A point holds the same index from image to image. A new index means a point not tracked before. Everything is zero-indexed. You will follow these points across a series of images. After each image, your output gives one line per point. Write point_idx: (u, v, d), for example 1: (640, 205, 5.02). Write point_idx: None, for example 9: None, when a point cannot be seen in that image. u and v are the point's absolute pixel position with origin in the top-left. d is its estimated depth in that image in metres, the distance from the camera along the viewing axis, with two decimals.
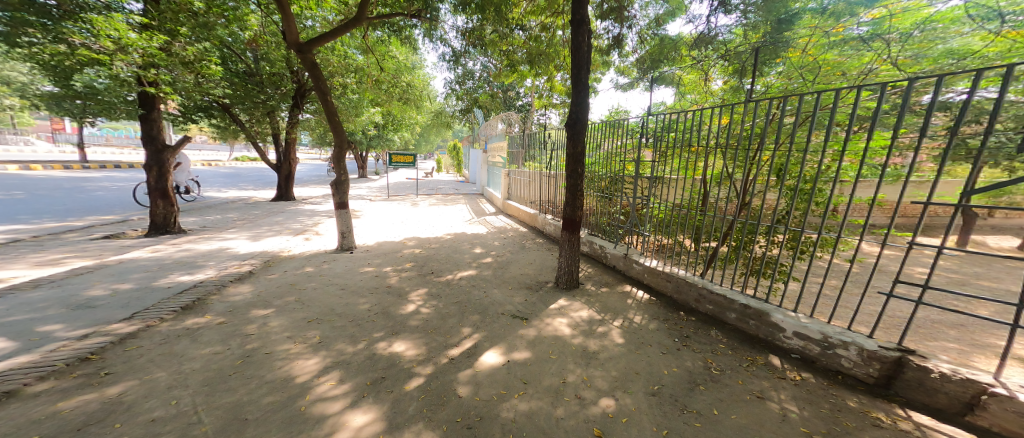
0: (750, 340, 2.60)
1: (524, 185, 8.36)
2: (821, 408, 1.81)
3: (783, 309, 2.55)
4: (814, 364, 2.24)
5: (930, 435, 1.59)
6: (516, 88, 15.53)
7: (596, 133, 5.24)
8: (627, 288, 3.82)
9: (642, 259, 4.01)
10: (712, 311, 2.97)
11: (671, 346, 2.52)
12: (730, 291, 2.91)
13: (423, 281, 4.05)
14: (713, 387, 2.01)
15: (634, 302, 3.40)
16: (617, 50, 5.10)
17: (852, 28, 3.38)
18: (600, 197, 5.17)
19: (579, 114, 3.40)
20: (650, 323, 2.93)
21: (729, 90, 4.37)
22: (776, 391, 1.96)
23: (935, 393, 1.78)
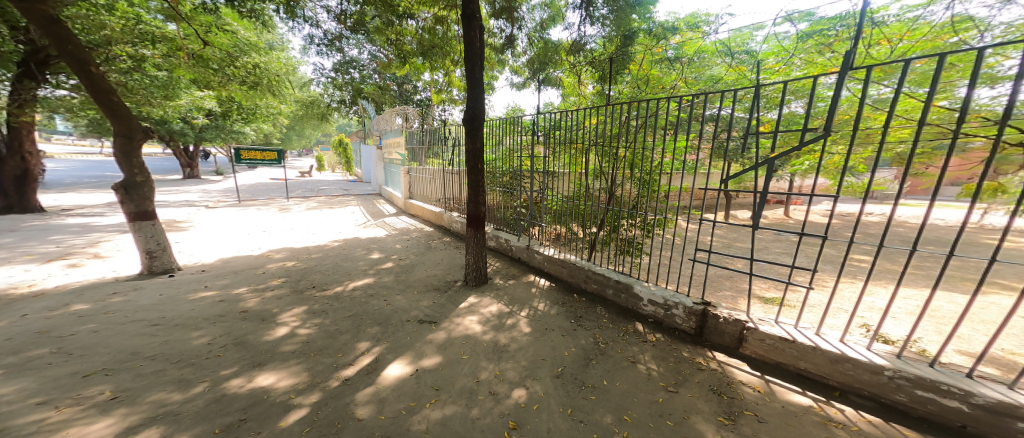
0: (624, 312, 3.12)
1: (426, 183, 7.99)
2: (669, 362, 2.30)
3: (642, 282, 3.13)
4: (662, 324, 2.83)
5: (726, 369, 2.20)
6: (413, 82, 14.72)
7: (495, 130, 5.38)
8: (530, 278, 4.08)
9: (541, 249, 4.34)
10: (597, 290, 3.43)
11: (570, 328, 2.82)
12: (608, 271, 3.42)
13: (301, 298, 3.41)
14: (602, 360, 2.34)
15: (538, 290, 3.68)
16: (511, 49, 5.31)
17: (665, 50, 4.71)
18: (504, 192, 5.40)
19: (475, 111, 3.38)
20: (552, 309, 3.20)
21: (597, 94, 5.05)
22: (643, 354, 2.41)
23: (723, 334, 2.47)
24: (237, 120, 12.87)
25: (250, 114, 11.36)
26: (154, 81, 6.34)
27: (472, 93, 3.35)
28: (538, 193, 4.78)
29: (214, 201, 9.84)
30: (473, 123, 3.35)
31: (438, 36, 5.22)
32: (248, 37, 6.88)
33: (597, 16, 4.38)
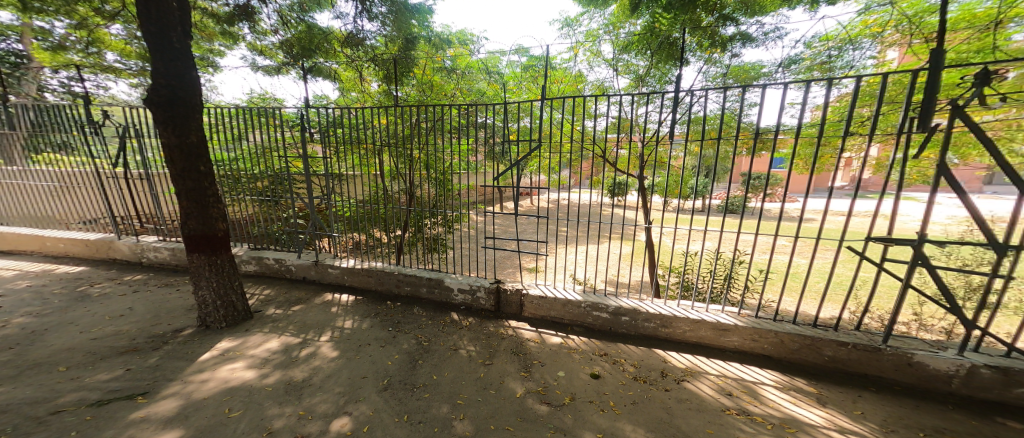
0: (442, 306, 3.30)
1: (49, 196, 4.79)
2: (483, 340, 2.67)
3: (451, 274, 3.40)
4: (473, 308, 3.22)
5: (520, 332, 2.81)
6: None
7: (233, 120, 4.01)
8: (329, 298, 3.50)
9: (337, 261, 3.78)
10: (410, 291, 3.44)
11: (388, 337, 2.69)
12: (417, 270, 3.49)
13: None
14: (427, 357, 2.41)
15: (340, 308, 3.22)
16: (248, 23, 4.12)
17: (443, 60, 5.08)
18: (259, 201, 4.19)
19: (180, 91, 2.45)
20: (362, 323, 2.93)
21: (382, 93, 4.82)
22: (462, 339, 2.67)
23: (511, 303, 3.10)
24: None
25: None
26: None
27: (158, 65, 2.34)
28: (322, 199, 4.10)
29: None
30: (191, 106, 2.49)
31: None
32: None
33: (376, 14, 4.23)
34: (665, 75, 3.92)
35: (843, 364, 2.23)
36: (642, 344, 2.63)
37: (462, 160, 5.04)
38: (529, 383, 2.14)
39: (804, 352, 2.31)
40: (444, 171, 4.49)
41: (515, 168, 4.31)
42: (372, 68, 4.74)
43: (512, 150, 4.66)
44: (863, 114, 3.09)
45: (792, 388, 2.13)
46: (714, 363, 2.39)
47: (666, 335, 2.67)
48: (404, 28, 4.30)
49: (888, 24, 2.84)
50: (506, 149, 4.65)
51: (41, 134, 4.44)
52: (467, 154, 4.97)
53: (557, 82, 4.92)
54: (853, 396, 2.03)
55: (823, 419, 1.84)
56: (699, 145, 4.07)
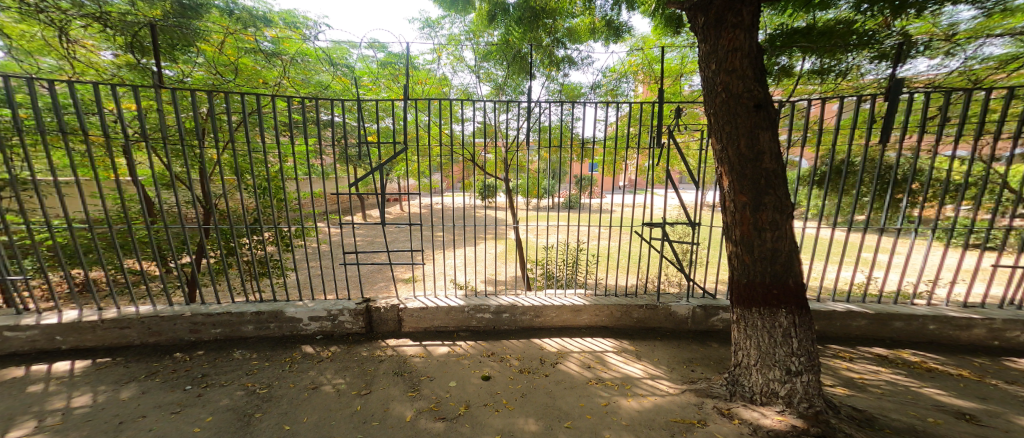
0: (281, 342, 2.57)
1: None
2: (352, 368, 2.23)
3: (295, 301, 2.70)
4: (333, 336, 2.66)
5: (399, 349, 2.51)
6: None
7: None
8: (15, 373, 2.09)
9: (23, 318, 2.31)
10: (219, 334, 2.53)
11: (187, 399, 1.87)
12: (230, 306, 2.59)
13: None
14: (270, 405, 1.82)
15: (51, 384, 2.00)
16: None
17: (260, 41, 3.87)
18: None
19: None
20: (122, 392, 1.93)
21: (127, 68, 3.41)
22: (323, 373, 2.15)
23: (388, 321, 2.72)
24: None
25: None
26: None
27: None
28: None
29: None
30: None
31: None
32: None
33: None
34: (517, 86, 4.37)
35: (645, 323, 2.94)
36: (520, 337, 2.78)
37: (296, 161, 4.16)
38: (419, 402, 1.90)
39: (624, 318, 2.94)
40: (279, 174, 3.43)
41: (377, 172, 3.83)
42: (96, 32, 3.24)
43: (371, 153, 4.20)
44: (629, 132, 4.50)
45: (623, 349, 2.66)
46: (575, 341, 2.75)
47: (538, 322, 2.90)
48: None
49: (634, 68, 4.25)
50: (364, 151, 4.14)
51: None
52: (305, 153, 4.11)
53: (421, 83, 4.75)
54: (654, 346, 2.71)
55: (643, 371, 2.36)
56: (545, 153, 4.81)
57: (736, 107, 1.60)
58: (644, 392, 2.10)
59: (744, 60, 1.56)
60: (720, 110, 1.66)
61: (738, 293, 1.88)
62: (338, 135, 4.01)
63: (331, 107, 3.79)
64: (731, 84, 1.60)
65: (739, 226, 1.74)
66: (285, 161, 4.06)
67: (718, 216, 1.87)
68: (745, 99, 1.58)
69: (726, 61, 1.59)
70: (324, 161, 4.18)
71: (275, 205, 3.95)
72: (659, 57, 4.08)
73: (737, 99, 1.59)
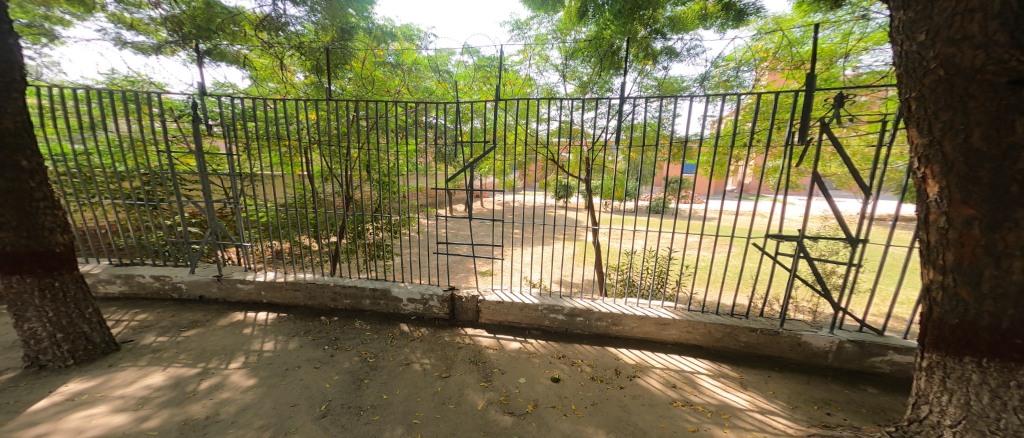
0: (385, 317, 3.03)
1: None
2: (438, 351, 2.49)
3: (398, 283, 3.15)
4: (423, 317, 3.01)
5: (472, 339, 2.70)
6: None
7: (93, 104, 3.15)
8: (239, 316, 2.95)
9: (248, 275, 3.23)
10: (348, 304, 3.11)
11: (324, 357, 2.37)
12: (360, 281, 3.14)
13: None
14: (375, 375, 2.16)
15: (255, 329, 2.74)
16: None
17: (386, 55, 4.57)
18: (132, 206, 3.35)
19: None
20: (288, 343, 2.54)
21: (311, 87, 4.34)
22: (414, 352, 2.46)
23: (468, 310, 2.96)
24: None
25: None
26: None
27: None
28: (227, 202, 3.44)
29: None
30: (5, 81, 1.96)
31: None
32: None
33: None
34: (604, 83, 4.17)
35: (755, 349, 2.54)
36: (593, 343, 2.70)
37: (407, 160, 4.60)
38: (490, 393, 2.03)
39: (726, 340, 2.59)
40: (381, 173, 4.17)
41: (467, 170, 4.13)
42: (298, 57, 4.20)
43: (464, 152, 4.52)
44: (743, 129, 3.87)
45: (721, 374, 2.35)
46: (658, 357, 2.55)
47: (616, 332, 2.77)
48: (338, 17, 3.90)
49: (768, 52, 3.49)
50: (455, 150, 4.54)
51: None
52: (412, 153, 4.59)
53: (509, 84, 4.93)
54: (767, 377, 2.32)
55: (748, 402, 2.06)
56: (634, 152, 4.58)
57: (971, 86, 1.19)
58: (748, 426, 1.84)
59: (989, 23, 1.13)
60: (936, 94, 1.28)
61: (944, 335, 1.46)
62: (438, 134, 4.44)
63: (438, 112, 4.25)
64: (956, 57, 1.20)
65: (955, 248, 1.34)
66: (401, 160, 4.52)
67: (919, 234, 1.48)
68: (989, 75, 1.15)
69: (949, 29, 1.21)
70: (427, 160, 4.62)
71: (390, 197, 4.39)
72: (802, 40, 3.31)
73: (975, 76, 1.17)
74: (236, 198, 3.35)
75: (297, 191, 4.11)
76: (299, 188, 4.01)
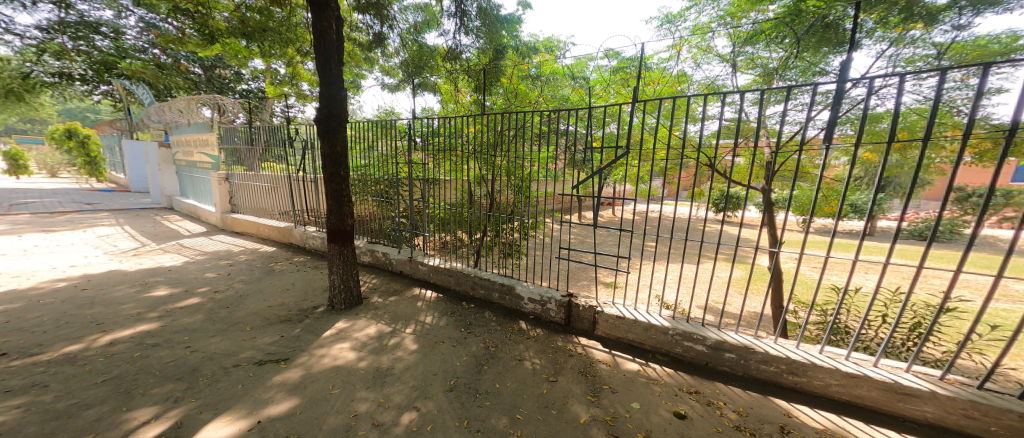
0: (506, 311, 3.36)
1: (263, 194, 6.54)
2: (548, 353, 2.56)
3: (523, 282, 3.39)
4: (541, 319, 3.14)
5: (585, 350, 2.63)
6: (233, 65, 11.32)
7: (364, 133, 4.81)
8: (417, 292, 3.85)
9: (427, 259, 4.16)
10: (482, 295, 3.57)
11: (460, 337, 2.80)
12: (495, 276, 3.56)
13: (6, 370, 2.11)
14: (493, 363, 2.42)
15: (424, 304, 3.50)
16: (380, 48, 5.00)
17: (529, 69, 5.05)
18: (378, 201, 4.92)
19: (333, 109, 2.96)
20: (440, 320, 3.12)
21: (474, 103, 5.11)
22: (527, 350, 2.62)
23: (583, 320, 2.91)
24: None
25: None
26: None
27: (326, 89, 2.92)
28: (421, 201, 4.61)
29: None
30: (341, 119, 2.99)
31: (277, 21, 4.55)
32: None
33: (471, 27, 4.61)
34: (817, 63, 3.17)
35: None
36: (749, 389, 2.15)
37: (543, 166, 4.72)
38: (595, 409, 1.94)
39: None
40: (521, 178, 4.47)
41: (597, 176, 4.01)
42: (466, 79, 5.08)
43: (594, 159, 4.40)
44: None
45: None
46: (881, 433, 1.76)
47: (794, 384, 2.11)
48: (495, 39, 4.73)
49: None
50: (587, 156, 4.43)
51: (269, 149, 5.96)
52: (548, 161, 4.75)
53: (653, 84, 4.42)
54: None
55: None
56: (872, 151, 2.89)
57: None
58: None
59: None
60: None
61: None
62: (572, 139, 4.45)
63: (570, 119, 4.41)
64: None
65: None
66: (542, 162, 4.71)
67: None
68: None
69: None
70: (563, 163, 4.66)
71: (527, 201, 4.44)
72: None
73: None
74: (426, 198, 4.48)
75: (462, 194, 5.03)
76: (466, 191, 4.69)
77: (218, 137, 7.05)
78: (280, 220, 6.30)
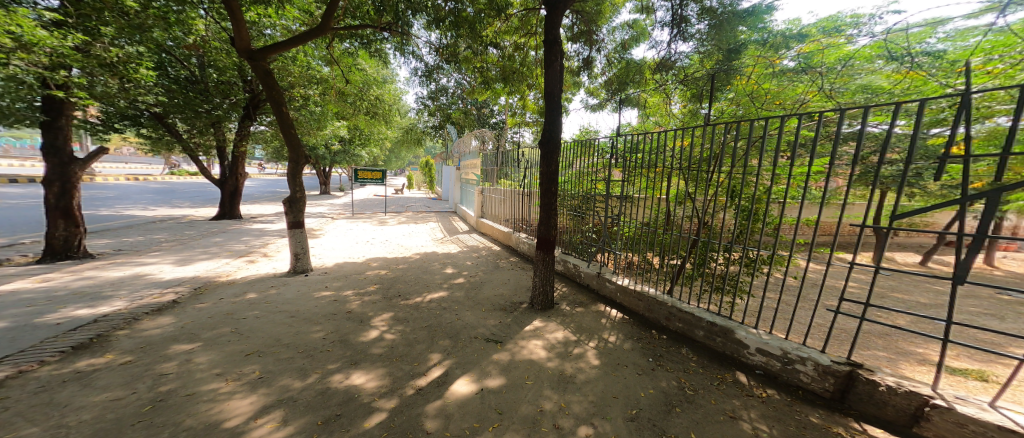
0: (714, 355, 2.72)
1: (497, 203, 8.58)
2: (788, 426, 1.87)
3: (746, 326, 2.64)
4: (777, 379, 2.33)
5: None
6: (491, 106, 15.40)
7: (567, 153, 5.40)
8: (602, 308, 3.81)
9: (615, 277, 4.04)
10: (678, 327, 3.06)
11: (646, 366, 2.51)
12: (697, 309, 2.97)
13: (386, 305, 3.75)
14: (687, 408, 2.02)
15: (608, 322, 3.40)
16: (587, 71, 5.59)
17: (786, 60, 4.03)
18: (573, 215, 5.29)
19: (552, 133, 3.49)
20: (624, 343, 2.93)
21: (687, 113, 4.75)
22: (746, 410, 2.02)
23: (885, 406, 1.89)
24: (351, 143, 15.84)
25: (366, 138, 14.54)
26: (312, 114, 9.14)
27: (549, 117, 3.49)
28: (611, 219, 4.55)
29: (334, 213, 12.09)
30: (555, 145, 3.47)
31: (516, 61, 6.10)
32: (369, 75, 9.67)
33: (692, 32, 4.23)
34: None
35: None
36: None
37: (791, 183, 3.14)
38: None
39: None
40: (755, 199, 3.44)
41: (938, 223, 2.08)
42: (679, 88, 4.80)
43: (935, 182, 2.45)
44: None
45: None
46: None
47: None
48: (726, 40, 4.01)
49: None
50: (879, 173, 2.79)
51: (505, 167, 7.88)
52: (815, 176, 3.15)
53: None
54: None
55: None
56: None
57: None
58: None
59: None
60: None
61: None
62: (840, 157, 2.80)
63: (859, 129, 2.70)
64: None
65: None
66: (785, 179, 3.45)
67: None
68: None
69: None
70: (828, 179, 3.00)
71: (761, 228, 3.57)
72: None
73: None
74: (618, 216, 4.36)
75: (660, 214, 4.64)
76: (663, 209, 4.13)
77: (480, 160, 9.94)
78: (506, 226, 7.95)
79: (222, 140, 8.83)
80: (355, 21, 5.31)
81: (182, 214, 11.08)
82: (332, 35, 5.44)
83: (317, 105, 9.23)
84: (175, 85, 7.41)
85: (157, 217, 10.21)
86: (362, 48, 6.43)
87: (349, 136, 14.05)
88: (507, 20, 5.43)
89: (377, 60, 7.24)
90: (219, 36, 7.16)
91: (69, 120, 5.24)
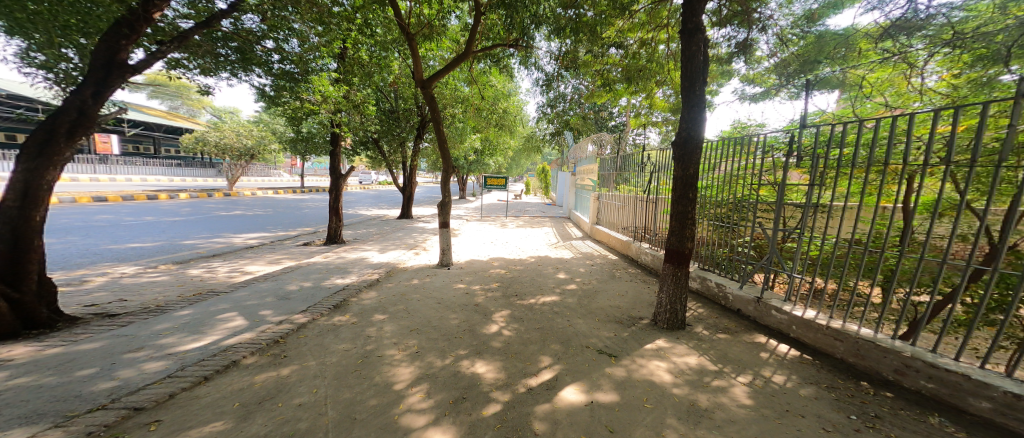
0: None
1: (615, 210, 8.16)
2: None
3: None
4: None
5: None
6: (610, 108, 14.81)
7: (711, 153, 4.71)
8: (761, 339, 3.07)
9: (784, 305, 3.19)
10: (928, 389, 2.10)
11: (844, 424, 1.86)
12: (972, 369, 1.98)
13: (507, 302, 4.03)
14: None
15: (772, 358, 2.70)
16: (746, 56, 4.70)
17: None
18: (717, 226, 4.50)
19: (691, 133, 3.07)
20: (798, 387, 2.26)
21: (963, 86, 3.14)
22: None
23: None
24: (480, 154, 18.01)
25: (493, 149, 16.27)
26: (455, 130, 11.06)
27: (686, 113, 3.11)
28: (790, 233, 3.61)
29: (468, 217, 13.91)
30: (691, 145, 3.05)
31: (643, 58, 5.69)
32: (499, 89, 10.86)
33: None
34: None
35: None
36: None
37: None
38: None
39: None
40: None
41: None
42: (944, 56, 3.33)
43: None
44: None
45: None
46: None
47: None
48: None
49: None
50: None
51: (625, 171, 7.46)
52: None
53: None
54: None
55: None
56: None
57: None
58: None
59: None
60: None
61: None
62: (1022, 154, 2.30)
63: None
64: None
65: None
66: None
67: None
68: None
69: None
70: None
71: None
72: None
73: None
74: (798, 229, 3.44)
75: (884, 229, 3.35)
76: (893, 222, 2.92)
77: (598, 165, 9.66)
78: (626, 234, 7.43)
79: (407, 158, 11.54)
80: (488, 44, 6.05)
81: (382, 213, 14.91)
82: (472, 58, 6.36)
83: (460, 122, 10.95)
84: (385, 118, 10.20)
85: (374, 214, 14.19)
86: (494, 66, 7.14)
87: (480, 148, 16.01)
88: (630, 16, 5.20)
89: (504, 75, 8.04)
90: (405, 73, 9.59)
91: (341, 146, 7.83)
